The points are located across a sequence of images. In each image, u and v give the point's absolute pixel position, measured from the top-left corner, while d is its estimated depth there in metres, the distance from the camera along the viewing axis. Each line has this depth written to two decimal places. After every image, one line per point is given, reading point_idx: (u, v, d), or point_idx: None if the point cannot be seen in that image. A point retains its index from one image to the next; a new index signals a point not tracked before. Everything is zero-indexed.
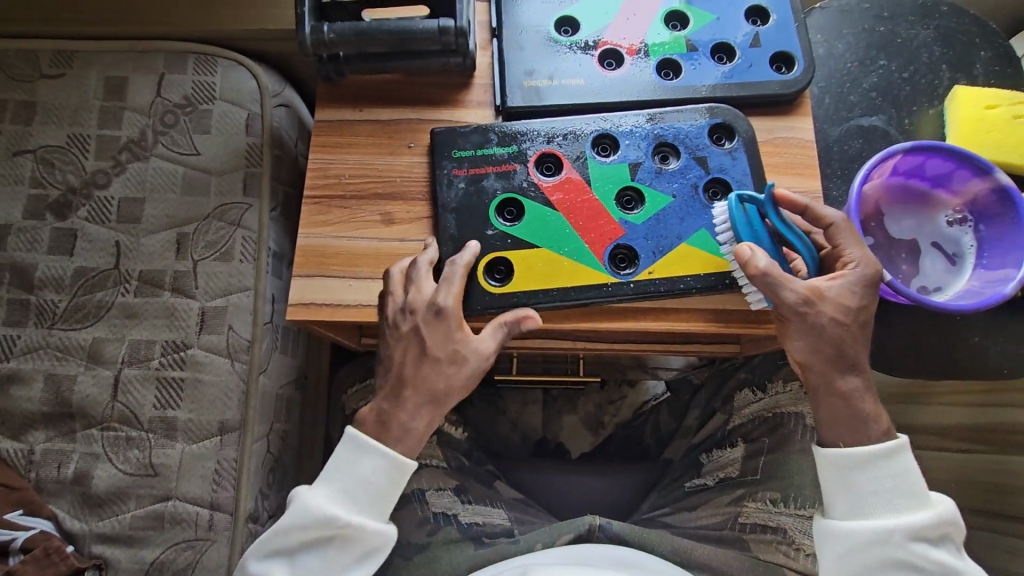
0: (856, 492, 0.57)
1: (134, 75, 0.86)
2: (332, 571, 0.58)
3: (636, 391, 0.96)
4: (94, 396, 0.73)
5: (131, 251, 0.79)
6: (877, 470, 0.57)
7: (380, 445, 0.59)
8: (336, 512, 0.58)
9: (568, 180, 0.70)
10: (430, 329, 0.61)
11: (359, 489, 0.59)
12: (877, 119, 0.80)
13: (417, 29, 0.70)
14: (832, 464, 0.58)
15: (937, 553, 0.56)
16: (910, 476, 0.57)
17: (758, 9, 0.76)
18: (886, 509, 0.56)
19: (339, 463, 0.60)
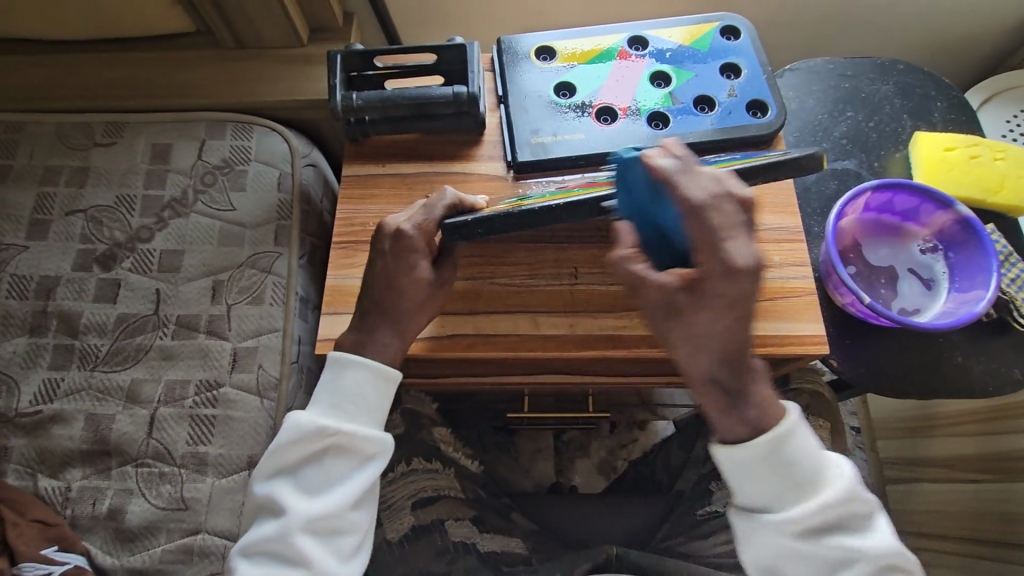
0: (750, 481, 0.58)
1: (178, 142, 0.96)
2: (333, 482, 0.60)
3: (646, 433, 1.15)
4: (131, 433, 0.78)
5: (170, 297, 0.86)
6: (762, 457, 0.57)
7: (369, 360, 0.62)
8: (327, 424, 0.60)
9: (569, 186, 0.77)
10: (392, 251, 0.63)
11: (348, 402, 0.62)
12: (849, 163, 0.88)
13: (434, 95, 0.80)
14: (730, 458, 0.58)
15: (829, 539, 0.58)
16: (796, 466, 0.58)
17: (730, 66, 0.87)
18: (781, 499, 0.58)
19: (326, 381, 0.63)
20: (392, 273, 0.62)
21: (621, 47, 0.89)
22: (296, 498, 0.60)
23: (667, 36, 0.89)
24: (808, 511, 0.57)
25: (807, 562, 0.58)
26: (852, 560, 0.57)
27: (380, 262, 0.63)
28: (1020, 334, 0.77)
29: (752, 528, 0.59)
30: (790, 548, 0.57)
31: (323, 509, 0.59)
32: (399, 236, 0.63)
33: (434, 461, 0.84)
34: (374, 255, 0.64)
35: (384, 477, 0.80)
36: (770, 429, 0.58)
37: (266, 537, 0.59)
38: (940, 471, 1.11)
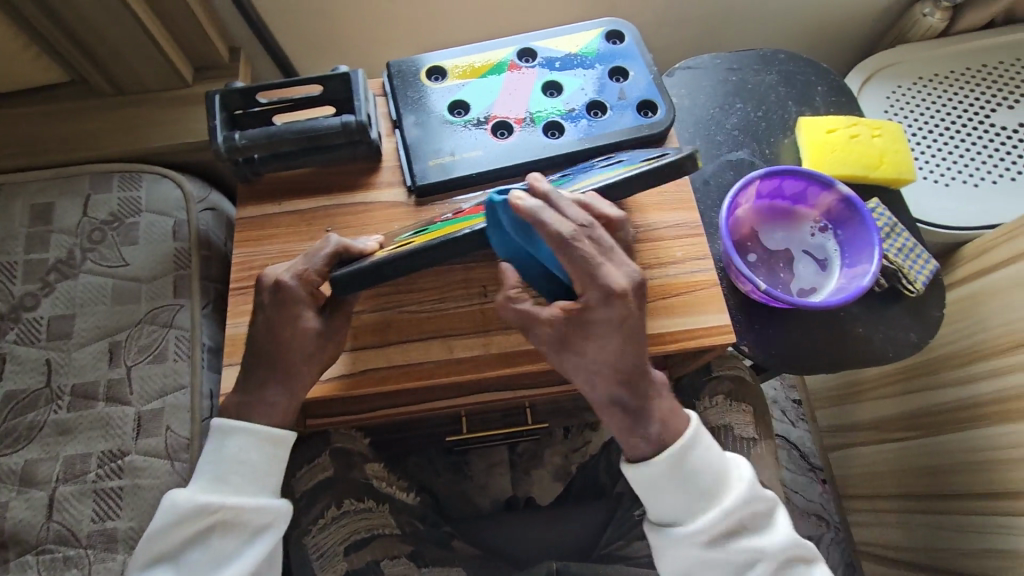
0: (660, 499, 0.62)
1: (60, 199, 0.90)
2: (222, 560, 0.60)
3: (598, 433, 1.16)
4: (28, 520, 0.72)
5: (63, 366, 0.80)
6: (665, 474, 0.61)
7: (251, 425, 0.63)
8: (209, 500, 0.60)
9: (471, 208, 0.74)
10: (273, 305, 0.63)
11: (233, 471, 0.62)
12: (743, 153, 0.91)
13: (322, 127, 0.78)
14: (641, 479, 0.62)
15: (737, 543, 0.61)
16: (698, 474, 0.61)
17: (618, 69, 0.88)
18: (687, 510, 0.61)
19: (208, 453, 0.63)
20: (275, 326, 0.63)
21: (511, 60, 0.89)
22: None
23: (555, 46, 0.90)
24: (718, 520, 0.60)
25: (714, 566, 0.61)
26: (755, 561, 0.61)
27: (261, 315, 0.63)
28: (910, 300, 0.81)
29: (663, 544, 0.62)
30: (700, 556, 0.61)
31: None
32: (279, 288, 0.63)
33: (367, 499, 0.82)
34: (254, 309, 0.63)
35: (316, 525, 0.77)
36: (671, 443, 0.61)
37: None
38: (870, 434, 1.16)
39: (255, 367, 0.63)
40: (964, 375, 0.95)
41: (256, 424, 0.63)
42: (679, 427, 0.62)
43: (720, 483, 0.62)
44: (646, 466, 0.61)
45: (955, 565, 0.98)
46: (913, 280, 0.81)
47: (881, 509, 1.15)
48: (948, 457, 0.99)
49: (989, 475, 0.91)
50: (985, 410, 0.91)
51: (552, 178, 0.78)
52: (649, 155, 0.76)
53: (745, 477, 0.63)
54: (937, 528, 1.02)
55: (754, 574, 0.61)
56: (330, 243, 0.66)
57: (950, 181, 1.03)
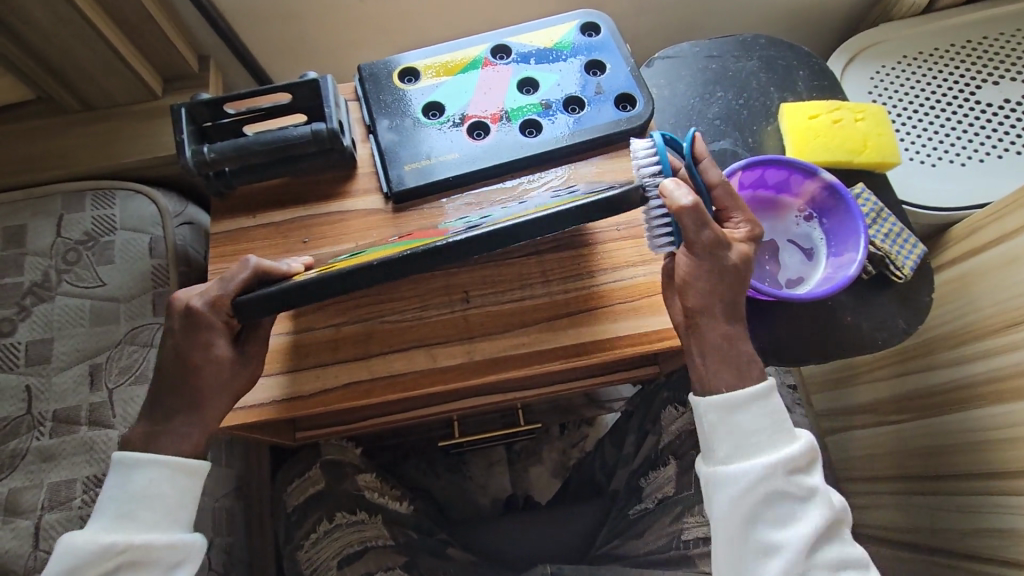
0: (737, 429, 0.61)
1: (33, 220, 0.89)
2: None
3: (595, 428, 1.15)
4: (14, 550, 0.71)
5: (43, 392, 0.79)
6: (745, 404, 0.61)
7: (163, 457, 0.60)
8: (116, 539, 0.57)
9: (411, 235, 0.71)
10: (183, 331, 0.61)
11: (140, 507, 0.59)
12: (725, 143, 0.90)
13: (292, 136, 0.76)
14: (725, 402, 0.61)
15: (809, 485, 0.60)
16: (780, 414, 0.62)
17: (595, 62, 0.87)
18: (765, 443, 0.61)
19: (114, 488, 0.59)
20: (184, 352, 0.61)
21: (485, 57, 0.88)
22: None
23: (529, 41, 0.88)
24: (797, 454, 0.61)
25: (782, 502, 0.59)
26: (816, 506, 0.60)
27: (171, 338, 0.62)
28: (898, 287, 0.80)
29: (730, 482, 0.60)
30: (773, 489, 0.59)
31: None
32: (190, 314, 0.61)
33: (360, 511, 0.81)
34: (164, 333, 0.62)
35: (308, 540, 0.78)
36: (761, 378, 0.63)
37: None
38: (868, 416, 1.16)
39: (234, 388, 0.63)
40: (958, 356, 0.94)
41: (167, 457, 0.60)
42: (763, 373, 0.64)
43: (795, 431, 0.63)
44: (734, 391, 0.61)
45: (955, 545, 0.98)
46: (901, 266, 0.79)
47: (880, 491, 1.15)
48: (946, 437, 0.98)
49: (988, 455, 0.90)
50: (980, 391, 0.90)
51: (503, 208, 0.74)
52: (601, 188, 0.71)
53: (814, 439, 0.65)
54: (939, 509, 1.01)
55: (815, 517, 0.59)
56: (248, 266, 0.63)
57: (936, 161, 1.02)
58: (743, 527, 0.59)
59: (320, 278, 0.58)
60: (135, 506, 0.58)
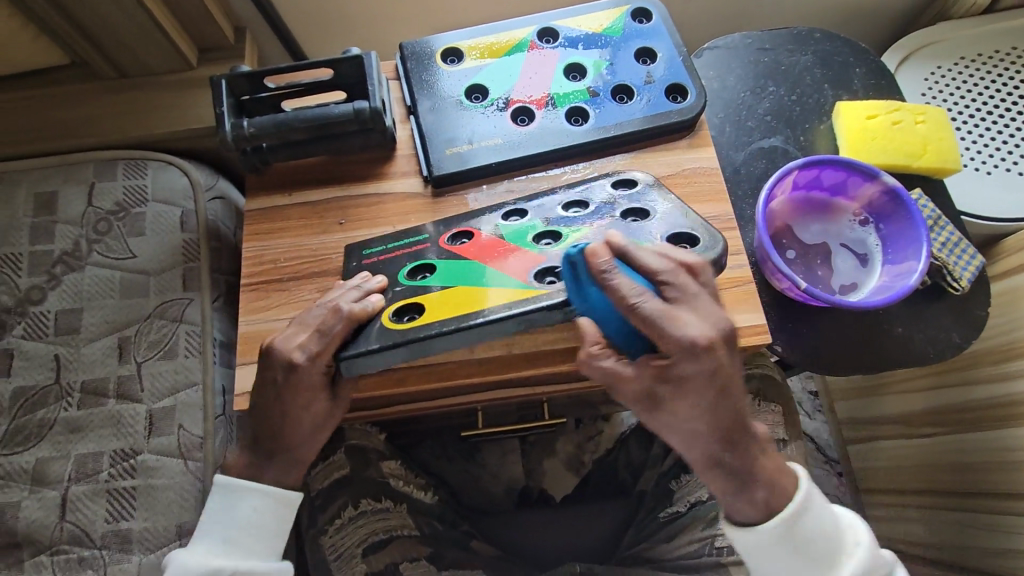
0: (767, 563, 0.62)
1: (64, 188, 0.88)
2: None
3: (611, 425, 1.02)
4: (41, 520, 0.71)
5: (71, 362, 0.78)
6: (772, 542, 0.61)
7: (262, 485, 0.64)
8: (221, 562, 0.62)
9: (477, 242, 0.70)
10: (289, 383, 0.61)
11: (244, 534, 0.63)
12: (775, 140, 0.87)
13: (333, 114, 0.74)
14: (751, 545, 0.62)
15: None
16: (811, 543, 0.61)
17: (646, 50, 0.83)
18: (799, 574, 0.62)
19: (218, 511, 0.64)
20: (289, 402, 0.62)
21: (532, 40, 0.84)
22: None
23: (577, 25, 0.85)
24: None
25: None
26: None
27: (272, 390, 0.62)
28: (954, 299, 0.77)
29: None
30: None
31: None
32: (293, 368, 0.61)
33: (384, 500, 0.81)
34: (263, 382, 0.62)
35: (332, 525, 0.77)
36: (782, 510, 0.61)
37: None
38: (897, 427, 1.11)
39: (315, 396, 0.62)
40: (1000, 373, 0.92)
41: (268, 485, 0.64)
42: (785, 501, 0.61)
43: (834, 554, 0.62)
44: (758, 531, 0.61)
45: (980, 564, 0.97)
46: (959, 277, 0.76)
47: (901, 506, 1.12)
48: (982, 454, 0.95)
49: None
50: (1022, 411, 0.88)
51: (560, 197, 0.73)
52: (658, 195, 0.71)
53: (863, 549, 0.62)
54: (967, 529, 0.98)
55: None
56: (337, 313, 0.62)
57: (992, 169, 0.97)
58: None
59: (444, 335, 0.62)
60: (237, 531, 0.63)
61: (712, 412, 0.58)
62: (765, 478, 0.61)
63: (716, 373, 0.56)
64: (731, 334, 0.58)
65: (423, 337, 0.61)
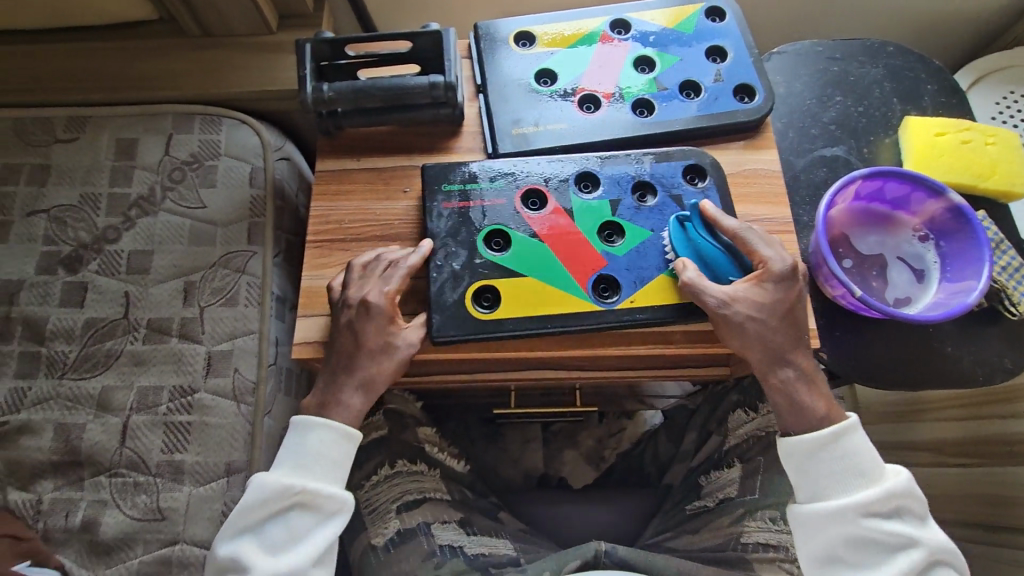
0: (816, 472, 0.67)
1: (144, 136, 0.92)
2: (298, 539, 0.64)
3: (635, 422, 1.05)
4: (102, 443, 0.75)
5: (140, 300, 0.82)
6: (824, 448, 0.66)
7: (328, 421, 0.67)
8: (292, 483, 0.65)
9: (553, 213, 0.74)
10: (360, 322, 0.67)
11: (311, 461, 0.66)
12: (838, 149, 0.86)
13: (408, 85, 0.76)
14: (797, 454, 0.67)
15: (891, 524, 0.64)
16: (859, 456, 0.66)
17: (717, 48, 0.83)
18: (843, 484, 0.66)
19: (289, 443, 0.67)
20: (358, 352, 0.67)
21: (604, 29, 0.85)
22: (260, 555, 0.63)
23: (651, 18, 0.85)
24: (871, 496, 0.65)
25: (868, 545, 0.64)
26: (909, 547, 0.64)
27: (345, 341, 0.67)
28: (1009, 324, 0.76)
29: (812, 520, 0.66)
30: (852, 532, 0.64)
31: (289, 565, 0.62)
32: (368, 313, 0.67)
33: (420, 463, 0.84)
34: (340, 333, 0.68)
35: (369, 481, 0.81)
36: (838, 421, 0.67)
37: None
38: (928, 454, 1.10)
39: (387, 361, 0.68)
40: None
41: (331, 419, 0.67)
42: (840, 417, 0.68)
43: (877, 472, 0.66)
44: (809, 439, 0.67)
45: None
46: (1017, 302, 0.76)
47: None
48: (1017, 488, 0.94)
49: None
50: None
51: (633, 169, 0.76)
52: (718, 200, 0.74)
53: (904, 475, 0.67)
54: (992, 563, 0.97)
55: (905, 558, 0.63)
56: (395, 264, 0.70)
57: None
58: (826, 560, 0.65)
59: (512, 334, 0.70)
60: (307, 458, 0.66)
61: (777, 325, 0.67)
62: (824, 392, 0.69)
63: (789, 279, 0.68)
64: (789, 276, 0.68)
65: (494, 335, 0.70)
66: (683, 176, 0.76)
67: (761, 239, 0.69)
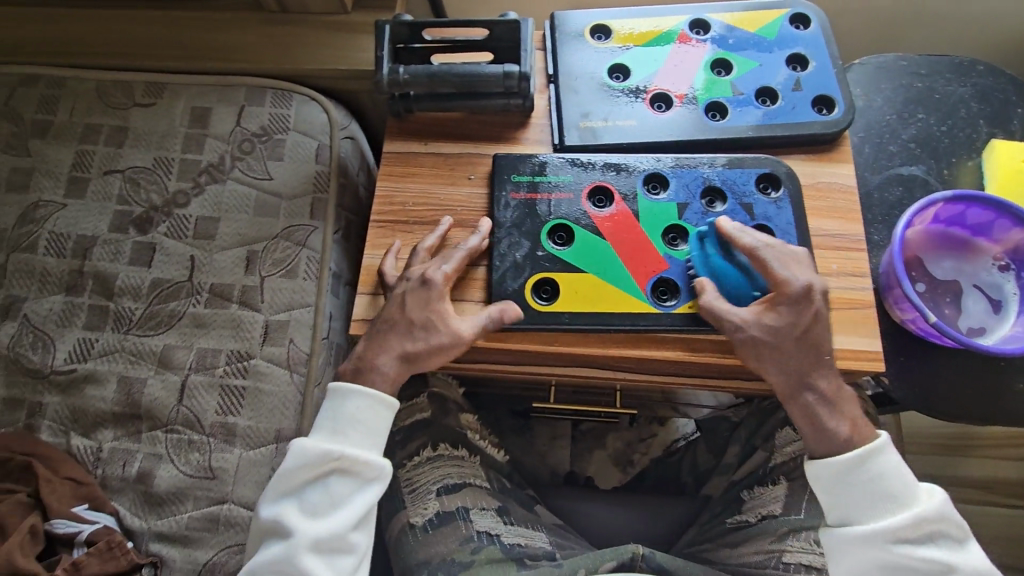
0: (843, 496, 0.64)
1: (217, 106, 0.94)
2: (337, 505, 0.63)
3: (666, 429, 0.99)
4: (161, 399, 0.78)
5: (204, 265, 0.85)
6: (848, 471, 0.64)
7: (365, 387, 0.65)
8: (331, 448, 0.64)
9: (618, 213, 0.74)
10: (413, 293, 0.68)
11: (349, 428, 0.65)
12: (917, 169, 0.83)
13: (482, 73, 0.76)
14: (822, 479, 0.65)
15: (926, 550, 0.62)
16: (886, 479, 0.63)
17: (798, 56, 0.81)
18: (872, 509, 0.63)
19: (328, 409, 0.66)
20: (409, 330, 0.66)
21: (682, 28, 0.83)
22: (300, 520, 0.62)
23: (732, 21, 0.83)
24: (902, 521, 0.62)
25: (902, 571, 0.61)
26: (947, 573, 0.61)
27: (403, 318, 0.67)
28: None
29: (841, 546, 0.64)
30: (885, 557, 0.62)
31: (329, 530, 0.62)
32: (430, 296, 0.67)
33: (461, 449, 0.84)
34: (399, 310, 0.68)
35: (410, 461, 0.82)
36: (866, 443, 0.65)
37: (273, 558, 0.61)
38: (976, 492, 1.06)
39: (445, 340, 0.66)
40: None
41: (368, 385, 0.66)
42: (865, 438, 0.65)
43: (907, 494, 0.63)
44: (832, 462, 0.64)
45: None
46: None
47: None
48: None
49: None
50: None
51: (704, 174, 0.75)
52: (791, 213, 0.73)
53: (937, 495, 0.64)
54: None
55: None
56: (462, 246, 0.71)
57: None
58: None
59: (566, 328, 0.70)
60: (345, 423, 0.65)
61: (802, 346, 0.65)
62: (852, 410, 0.66)
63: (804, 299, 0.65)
64: (803, 297, 0.64)
65: (555, 327, 0.70)
66: (756, 185, 0.74)
67: (780, 256, 0.67)
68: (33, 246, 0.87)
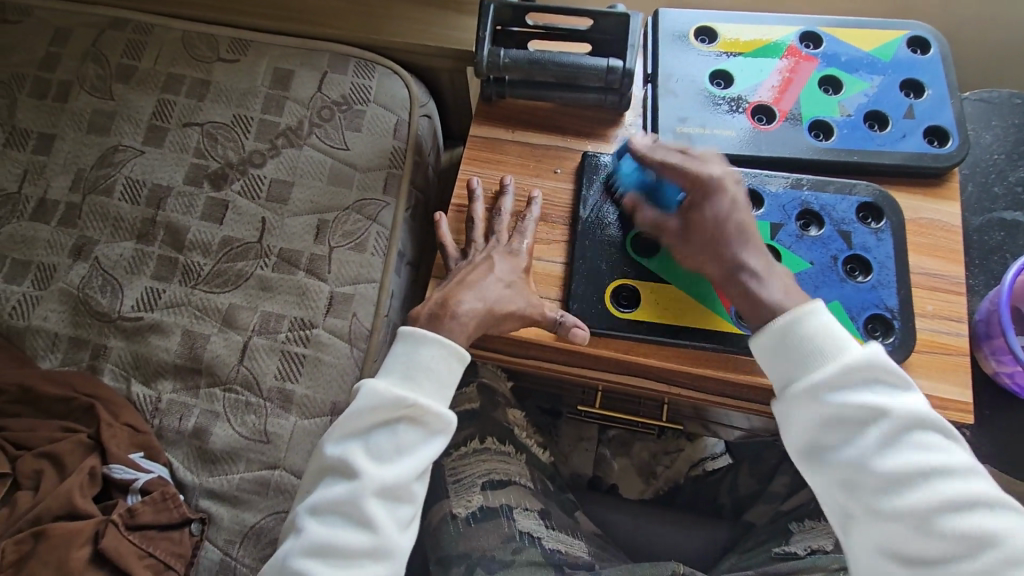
0: (782, 367, 0.59)
1: (300, 69, 0.92)
2: (404, 451, 0.60)
3: (693, 446, 0.98)
4: (223, 357, 0.78)
5: (275, 228, 0.84)
6: (778, 339, 0.59)
7: (440, 337, 0.62)
8: (404, 394, 0.60)
9: None
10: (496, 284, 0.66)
11: (421, 375, 0.61)
12: (1022, 215, 0.79)
13: (584, 65, 0.74)
14: (760, 351, 0.60)
15: (861, 398, 0.55)
16: (817, 341, 0.58)
17: (913, 83, 0.77)
18: (807, 368, 0.58)
19: (400, 354, 0.63)
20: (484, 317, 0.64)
21: (791, 41, 0.80)
22: (366, 461, 0.59)
23: (846, 38, 0.79)
24: (831, 374, 0.56)
25: (843, 427, 0.56)
26: (879, 420, 0.55)
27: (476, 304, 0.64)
28: None
29: (786, 412, 0.58)
30: (829, 415, 0.56)
31: (394, 476, 0.58)
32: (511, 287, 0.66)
33: (508, 445, 0.83)
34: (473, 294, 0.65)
35: (456, 451, 0.80)
36: (787, 310, 0.60)
37: (334, 498, 0.59)
38: None
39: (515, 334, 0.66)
40: None
41: (445, 337, 0.62)
42: (797, 303, 0.60)
43: (835, 345, 0.58)
44: (764, 331, 0.60)
45: None
46: None
47: None
48: None
49: None
50: None
51: (802, 197, 0.72)
52: (890, 246, 0.70)
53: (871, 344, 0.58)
54: None
55: (880, 434, 0.55)
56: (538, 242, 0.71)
57: None
58: (812, 455, 0.58)
59: (642, 338, 0.69)
60: (418, 372, 0.61)
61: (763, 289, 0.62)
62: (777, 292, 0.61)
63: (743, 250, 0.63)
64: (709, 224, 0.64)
65: (628, 334, 0.69)
66: (856, 214, 0.71)
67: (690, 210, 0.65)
68: (109, 189, 0.87)
